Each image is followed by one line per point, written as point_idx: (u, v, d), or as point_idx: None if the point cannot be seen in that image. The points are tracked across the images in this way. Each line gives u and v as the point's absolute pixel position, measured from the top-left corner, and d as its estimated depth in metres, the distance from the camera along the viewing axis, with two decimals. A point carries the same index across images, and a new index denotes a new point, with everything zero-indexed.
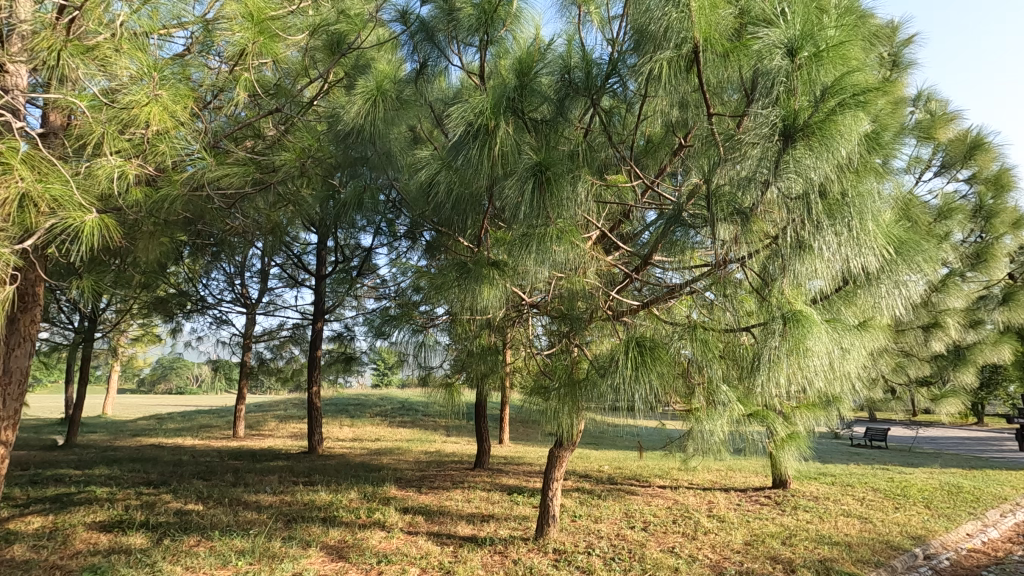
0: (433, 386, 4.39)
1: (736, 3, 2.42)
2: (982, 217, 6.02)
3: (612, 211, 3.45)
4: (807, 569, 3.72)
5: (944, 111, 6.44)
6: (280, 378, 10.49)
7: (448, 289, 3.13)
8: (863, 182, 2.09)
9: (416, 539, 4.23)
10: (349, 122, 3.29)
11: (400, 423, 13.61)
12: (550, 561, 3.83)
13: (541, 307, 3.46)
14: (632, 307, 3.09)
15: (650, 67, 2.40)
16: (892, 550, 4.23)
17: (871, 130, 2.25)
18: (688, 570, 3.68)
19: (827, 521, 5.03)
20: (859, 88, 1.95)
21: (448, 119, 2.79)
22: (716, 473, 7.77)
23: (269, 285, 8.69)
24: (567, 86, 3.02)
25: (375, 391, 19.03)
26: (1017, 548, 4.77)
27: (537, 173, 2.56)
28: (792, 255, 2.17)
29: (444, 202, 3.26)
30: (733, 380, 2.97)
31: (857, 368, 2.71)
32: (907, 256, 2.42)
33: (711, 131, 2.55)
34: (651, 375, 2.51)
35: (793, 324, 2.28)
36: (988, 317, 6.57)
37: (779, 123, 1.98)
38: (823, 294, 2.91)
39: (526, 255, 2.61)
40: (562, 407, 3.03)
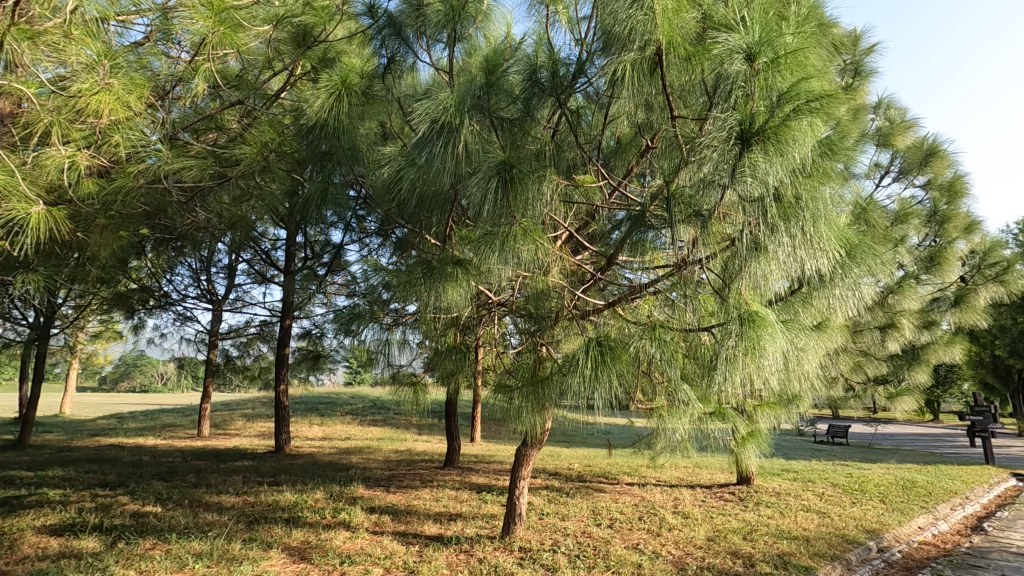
0: (399, 384, 4.37)
1: (700, 7, 2.46)
2: (936, 223, 6.23)
3: (579, 211, 3.47)
4: (765, 563, 3.82)
5: (903, 119, 6.67)
6: (247, 377, 10.23)
7: (412, 287, 3.11)
8: (817, 187, 2.14)
9: (381, 539, 4.19)
10: (313, 116, 3.24)
11: (371, 421, 13.46)
12: (516, 559, 3.84)
13: (509, 305, 3.43)
14: (597, 307, 3.12)
15: (614, 68, 2.43)
16: (848, 544, 4.37)
17: (825, 136, 2.31)
18: (651, 567, 3.73)
19: (787, 517, 5.16)
20: (813, 94, 2.00)
21: (414, 116, 2.77)
22: (683, 470, 7.91)
23: (235, 282, 8.48)
24: (534, 86, 3.03)
25: (346, 389, 18.82)
26: (965, 540, 4.98)
27: (501, 173, 2.58)
28: (748, 256, 2.22)
29: (409, 199, 3.23)
30: (694, 380, 3.02)
31: (811, 368, 2.78)
32: (858, 259, 2.50)
33: (674, 133, 2.59)
34: (611, 374, 2.55)
35: (749, 325, 2.32)
36: (942, 319, 6.82)
37: (736, 127, 2.02)
38: (781, 296, 2.98)
39: (489, 254, 2.61)
40: (525, 405, 3.05)
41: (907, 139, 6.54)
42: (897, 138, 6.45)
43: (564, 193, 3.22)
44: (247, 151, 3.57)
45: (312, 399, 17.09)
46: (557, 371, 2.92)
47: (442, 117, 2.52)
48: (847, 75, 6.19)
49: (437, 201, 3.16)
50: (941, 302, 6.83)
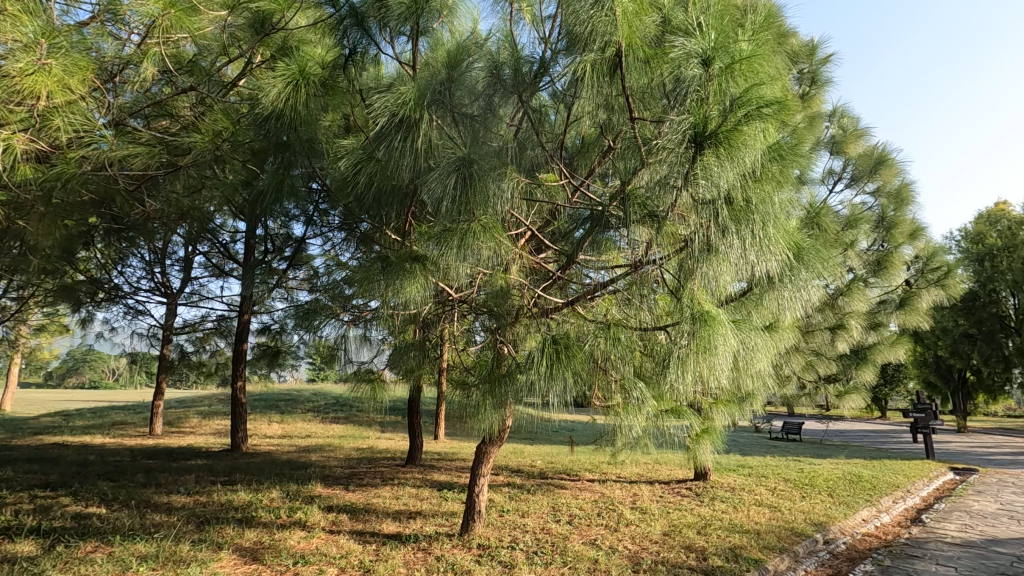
0: (357, 383, 4.29)
1: (659, 12, 2.49)
2: (884, 228, 6.49)
3: (540, 209, 3.49)
4: (717, 557, 3.92)
5: (856, 128, 6.92)
6: (203, 373, 9.85)
7: (370, 282, 3.06)
8: (768, 191, 2.22)
9: (337, 538, 4.12)
10: (268, 106, 3.16)
11: (332, 419, 13.22)
12: (474, 556, 3.83)
13: (470, 302, 3.38)
14: (556, 306, 3.13)
15: (575, 67, 2.45)
16: (795, 537, 4.53)
17: (775, 141, 2.38)
18: (607, 562, 3.78)
19: (740, 511, 5.32)
20: (765, 100, 2.06)
21: (374, 110, 2.73)
22: (644, 466, 8.04)
23: (192, 275, 8.19)
24: (496, 83, 3.02)
25: (308, 386, 18.47)
26: (904, 531, 5.23)
27: (461, 168, 2.56)
28: (700, 258, 2.28)
29: (367, 193, 3.18)
30: (650, 378, 3.08)
31: (761, 367, 2.87)
32: (805, 262, 2.59)
33: (633, 136, 2.62)
34: (567, 372, 2.58)
35: (701, 325, 2.38)
36: (888, 320, 7.12)
37: (689, 131, 2.07)
38: (733, 296, 3.07)
39: (447, 251, 2.60)
40: (483, 403, 3.04)
41: (859, 147, 6.79)
42: (849, 146, 6.70)
43: (525, 191, 3.23)
44: (198, 139, 3.45)
45: (271, 396, 16.69)
46: (513, 368, 2.93)
47: (401, 111, 2.49)
48: (804, 84, 6.40)
49: (396, 195, 3.13)
50: (886, 304, 7.13)
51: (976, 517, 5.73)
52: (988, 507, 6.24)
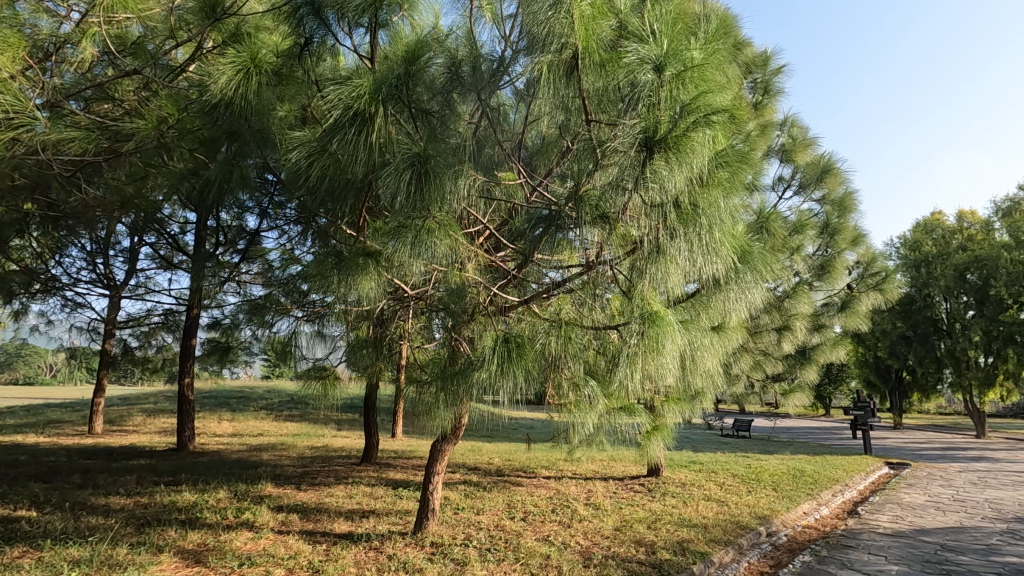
0: (308, 380, 4.10)
1: (617, 15, 2.52)
2: (828, 234, 6.77)
3: (499, 208, 3.51)
4: (665, 551, 4.02)
5: (805, 137, 7.19)
6: (148, 369, 9.42)
7: (323, 277, 3.02)
8: (715, 196, 2.31)
9: (286, 538, 4.04)
10: (218, 93, 3.05)
11: (286, 417, 12.90)
12: (426, 555, 3.81)
13: (425, 299, 3.36)
14: (512, 304, 3.17)
15: (533, 67, 2.48)
16: (740, 529, 4.70)
17: (724, 148, 2.46)
18: (559, 557, 3.83)
19: (689, 506, 5.48)
20: (713, 108, 2.14)
21: (329, 102, 2.68)
22: (599, 463, 8.17)
23: (137, 267, 7.82)
24: (455, 79, 3.00)
25: (263, 383, 17.96)
26: (841, 523, 5.51)
27: (415, 165, 2.54)
28: (650, 260, 2.36)
29: (321, 186, 3.12)
30: (601, 376, 3.15)
31: (708, 366, 2.98)
32: (749, 265, 2.70)
33: (589, 138, 2.65)
34: (518, 370, 2.62)
35: (649, 325, 2.46)
36: (831, 322, 7.43)
37: (640, 135, 2.13)
38: (683, 297, 3.16)
39: (401, 247, 2.58)
40: (436, 400, 3.03)
41: (808, 156, 7.05)
42: (798, 154, 6.97)
43: (483, 189, 3.23)
44: (140, 125, 3.27)
45: (222, 392, 16.14)
46: (467, 364, 2.94)
47: (355, 104, 2.45)
48: (757, 93, 6.60)
49: (350, 189, 3.08)
50: (830, 307, 7.44)
51: (906, 508, 6.09)
52: (917, 498, 6.64)
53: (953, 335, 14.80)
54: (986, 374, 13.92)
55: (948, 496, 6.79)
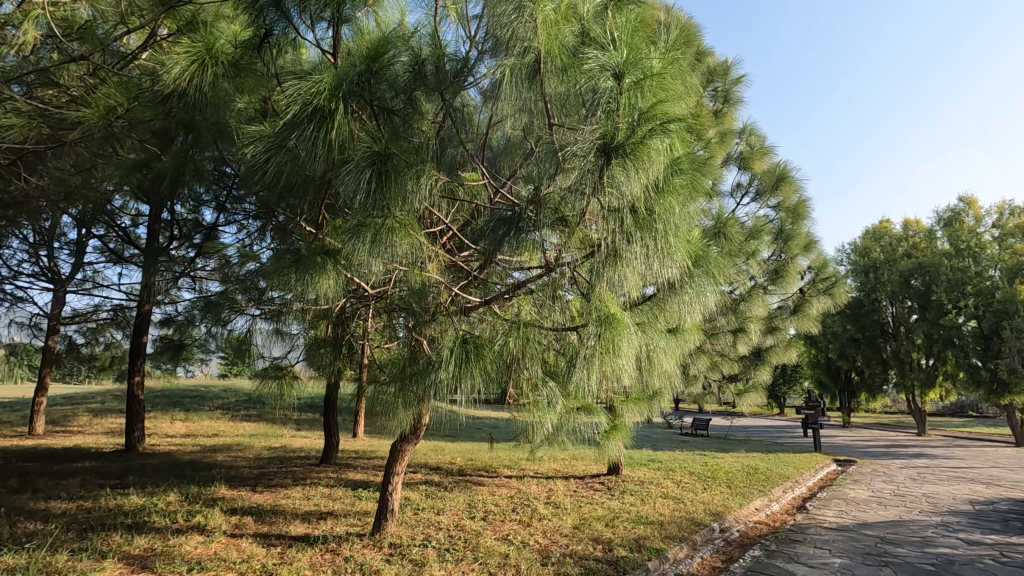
0: (263, 379, 3.91)
1: (580, 22, 2.56)
2: (782, 240, 7.01)
3: (462, 208, 3.51)
4: (622, 548, 4.11)
5: (762, 145, 7.40)
6: (95, 367, 9.03)
7: (280, 275, 2.96)
8: (670, 202, 2.38)
9: (239, 542, 3.95)
10: (171, 83, 2.95)
11: (242, 417, 12.53)
12: (384, 556, 3.78)
13: (386, 298, 3.32)
14: (473, 305, 3.20)
15: (496, 69, 2.51)
16: (694, 526, 4.83)
17: (680, 155, 2.54)
18: (517, 556, 3.86)
19: (646, 503, 5.59)
20: (669, 117, 2.21)
21: (288, 97, 2.64)
22: (561, 462, 8.26)
23: (84, 260, 7.48)
24: (418, 79, 2.97)
25: (218, 382, 17.43)
26: (790, 518, 5.73)
27: (375, 164, 2.53)
28: (607, 263, 2.43)
29: (279, 182, 3.07)
30: (560, 376, 3.19)
31: (663, 367, 3.06)
32: (702, 270, 2.79)
33: (550, 141, 2.68)
34: (475, 371, 2.65)
35: (606, 327, 2.51)
36: (784, 324, 7.70)
37: (599, 142, 2.18)
38: (640, 299, 3.23)
39: (360, 247, 2.55)
40: (396, 401, 3.01)
41: (764, 164, 7.27)
42: (755, 162, 7.20)
43: (445, 189, 3.23)
44: (86, 113, 3.22)
45: (174, 391, 15.57)
46: (426, 364, 2.93)
47: (314, 100, 2.41)
48: (717, 101, 6.76)
49: (310, 185, 3.04)
50: (783, 310, 7.71)
51: (851, 503, 6.38)
52: (861, 494, 6.95)
53: (898, 337, 15.55)
54: (927, 375, 14.68)
55: (890, 491, 7.15)
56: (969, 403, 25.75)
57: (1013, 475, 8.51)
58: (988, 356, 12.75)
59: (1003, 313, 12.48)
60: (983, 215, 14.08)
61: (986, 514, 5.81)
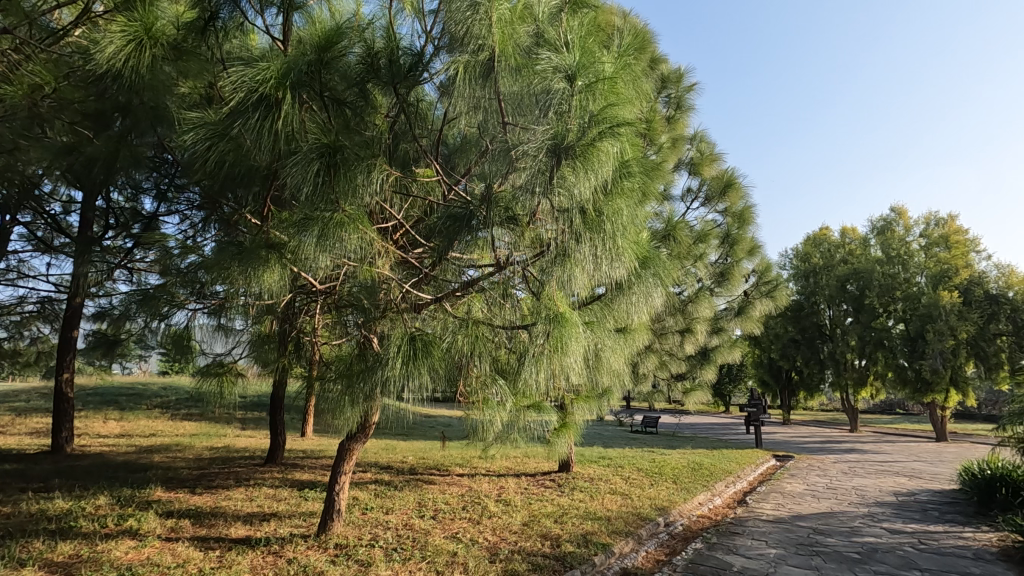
0: (204, 377, 3.87)
1: (535, 22, 2.57)
2: (728, 244, 7.27)
3: (415, 205, 3.47)
4: (569, 543, 4.17)
5: (712, 152, 7.64)
6: (19, 364, 8.19)
7: (220, 268, 2.85)
8: (618, 204, 2.45)
9: (174, 546, 3.78)
10: (105, 62, 2.78)
11: (181, 417, 11.95)
12: (329, 557, 3.70)
13: (334, 294, 3.25)
14: (424, 302, 3.15)
15: (450, 65, 2.50)
16: (640, 520, 4.96)
17: (628, 158, 2.60)
18: (465, 554, 3.86)
19: (595, 499, 5.70)
20: (619, 121, 2.27)
21: (232, 84, 2.55)
22: (513, 460, 8.30)
23: (8, 249, 6.96)
24: (371, 71, 2.88)
25: (157, 379, 16.64)
26: (731, 511, 5.96)
27: (324, 156, 2.48)
28: (557, 262, 2.48)
29: (221, 170, 2.95)
30: (510, 374, 3.20)
31: (610, 365, 3.13)
32: (649, 271, 2.86)
33: (504, 139, 2.69)
34: (422, 368, 2.64)
35: (555, 327, 2.54)
36: (729, 325, 8.00)
37: (548, 142, 2.21)
38: (590, 299, 3.29)
39: (306, 241, 2.49)
40: (342, 399, 2.94)
41: (714, 170, 7.51)
42: (705, 168, 7.44)
43: (398, 185, 3.19)
44: (9, 91, 3.09)
45: (108, 389, 14.75)
46: (373, 362, 2.89)
47: (260, 88, 2.33)
48: (671, 107, 6.92)
49: (256, 175, 2.96)
50: (729, 311, 8.01)
51: (787, 496, 6.70)
52: (797, 487, 7.30)
53: (834, 339, 16.39)
54: (859, 375, 15.56)
55: (823, 485, 7.53)
56: (897, 402, 27.43)
57: (932, 468, 9.14)
58: (914, 357, 13.62)
59: (927, 316, 13.36)
60: (912, 225, 15.04)
61: (907, 504, 6.20)
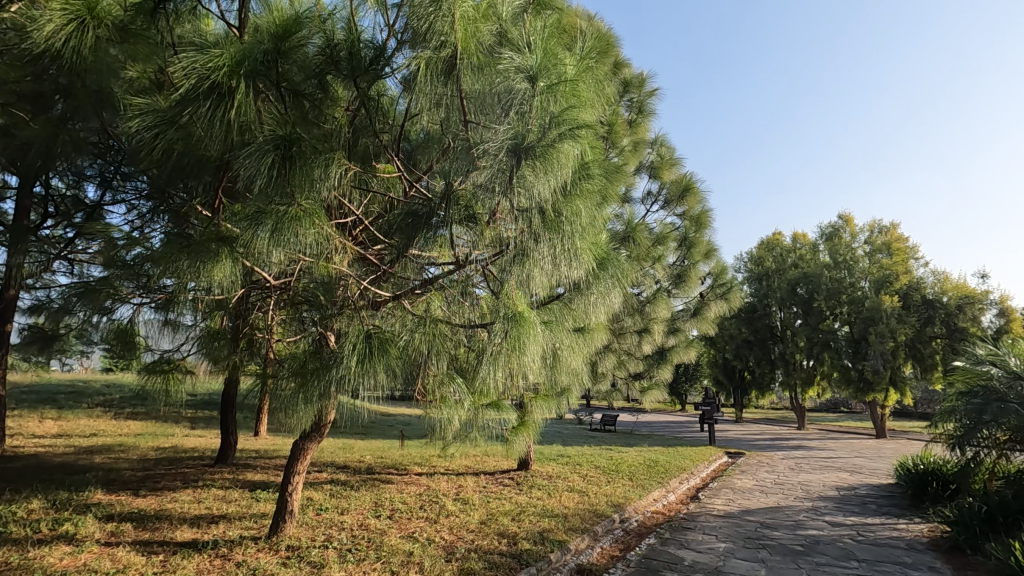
0: (149, 374, 3.71)
1: (498, 21, 2.57)
2: (686, 247, 7.45)
3: (375, 201, 3.43)
4: (526, 541, 4.20)
5: (672, 156, 7.81)
6: None
7: (166, 261, 2.74)
8: (577, 206, 2.50)
9: (114, 550, 3.62)
10: (43, 41, 2.62)
11: (126, 415, 11.45)
12: (279, 559, 3.61)
13: (288, 290, 3.17)
14: (382, 299, 3.12)
15: (412, 61, 2.45)
16: (596, 517, 5.04)
17: (588, 159, 2.65)
18: (420, 553, 3.83)
19: (553, 497, 5.76)
20: (579, 123, 2.31)
21: (183, 71, 2.45)
22: (472, 458, 8.29)
23: None
24: (330, 63, 2.77)
25: (100, 376, 15.88)
26: (684, 507, 6.12)
27: (280, 148, 2.42)
28: (516, 260, 2.50)
29: (170, 159, 2.84)
30: (468, 374, 3.21)
31: (568, 363, 3.18)
32: (607, 272, 2.92)
33: (466, 138, 2.70)
34: (378, 366, 2.61)
35: (512, 326, 2.56)
36: (685, 326, 8.20)
37: (508, 142, 2.23)
38: (548, 298, 3.32)
39: (259, 235, 2.43)
40: (296, 397, 2.87)
41: (673, 174, 7.68)
42: (664, 172, 7.60)
43: (357, 180, 3.15)
44: None
45: (46, 386, 13.99)
46: (328, 359, 2.84)
47: (211, 76, 2.25)
48: (632, 111, 7.04)
49: (207, 164, 2.86)
50: (685, 312, 8.21)
51: (737, 492, 6.93)
52: (747, 483, 7.55)
53: (785, 340, 17.05)
54: (807, 374, 16.21)
55: (771, 480, 7.83)
56: (841, 401, 28.72)
57: (871, 463, 9.62)
58: (857, 357, 14.27)
59: (870, 319, 14.02)
60: (857, 232, 15.77)
61: (848, 498, 6.51)
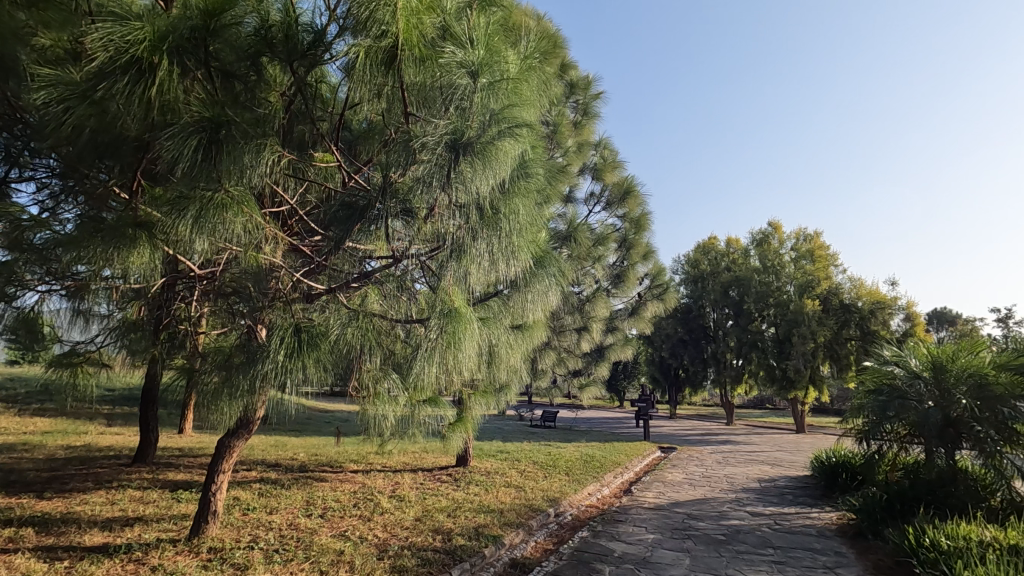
0: (54, 367, 3.51)
1: (442, 15, 2.51)
2: (625, 248, 7.67)
3: (312, 190, 3.32)
4: (460, 536, 4.20)
5: (614, 159, 7.97)
6: None
7: (76, 246, 2.55)
8: (515, 204, 2.55)
9: (12, 558, 3.34)
10: None
11: (31, 412, 10.55)
12: (200, 562, 3.45)
13: (213, 280, 3.03)
14: (316, 292, 3.02)
15: (351, 49, 2.34)
16: (531, 512, 5.11)
17: (526, 158, 2.70)
18: (352, 552, 3.76)
19: (489, 493, 5.78)
20: (517, 122, 2.37)
21: (97, 42, 2.28)
22: (411, 455, 8.20)
23: None
24: (263, 44, 2.61)
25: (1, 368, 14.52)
26: (617, 500, 6.31)
27: (206, 131, 2.32)
28: (453, 255, 2.51)
29: (83, 136, 2.65)
30: (404, 369, 3.17)
31: (505, 359, 3.20)
32: (545, 270, 2.97)
33: (406, 130, 2.68)
34: (307, 361, 2.54)
35: (448, 322, 2.57)
36: (623, 325, 8.41)
37: (446, 137, 2.24)
38: (488, 295, 3.34)
39: (181, 222, 2.31)
40: (219, 392, 2.75)
41: (615, 176, 7.84)
42: (607, 174, 7.74)
43: (292, 168, 3.04)
44: None
45: None
46: (255, 353, 2.73)
47: (129, 50, 2.13)
48: (577, 113, 7.12)
49: (128, 142, 2.71)
50: (623, 312, 8.42)
51: (668, 485, 7.20)
52: (677, 477, 7.86)
53: (717, 340, 18.27)
54: (736, 372, 17.04)
55: (700, 474, 8.18)
56: (768, 398, 30.42)
57: (791, 457, 10.23)
58: (781, 357, 15.12)
59: (794, 322, 14.89)
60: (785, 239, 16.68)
61: (768, 490, 6.91)
